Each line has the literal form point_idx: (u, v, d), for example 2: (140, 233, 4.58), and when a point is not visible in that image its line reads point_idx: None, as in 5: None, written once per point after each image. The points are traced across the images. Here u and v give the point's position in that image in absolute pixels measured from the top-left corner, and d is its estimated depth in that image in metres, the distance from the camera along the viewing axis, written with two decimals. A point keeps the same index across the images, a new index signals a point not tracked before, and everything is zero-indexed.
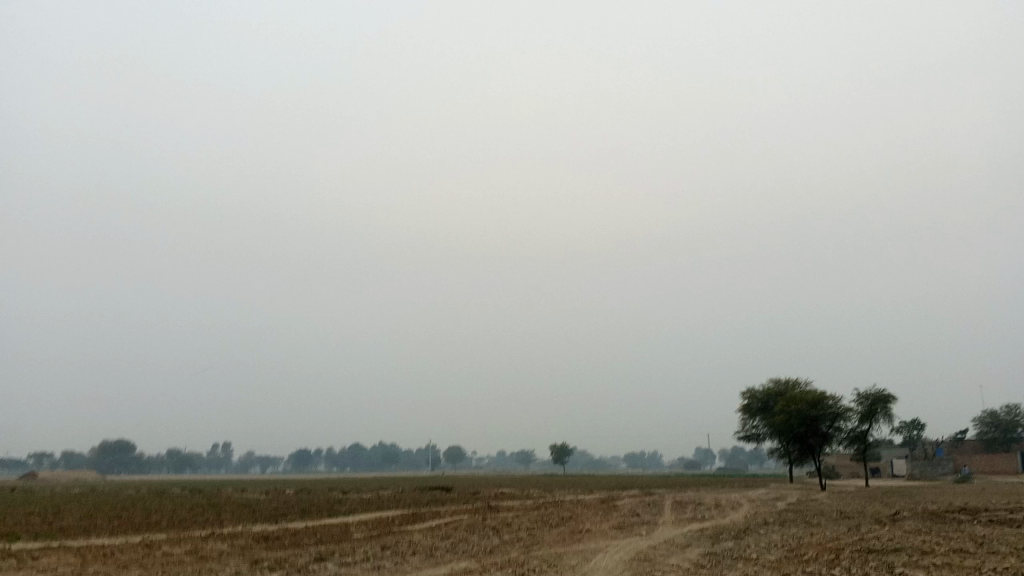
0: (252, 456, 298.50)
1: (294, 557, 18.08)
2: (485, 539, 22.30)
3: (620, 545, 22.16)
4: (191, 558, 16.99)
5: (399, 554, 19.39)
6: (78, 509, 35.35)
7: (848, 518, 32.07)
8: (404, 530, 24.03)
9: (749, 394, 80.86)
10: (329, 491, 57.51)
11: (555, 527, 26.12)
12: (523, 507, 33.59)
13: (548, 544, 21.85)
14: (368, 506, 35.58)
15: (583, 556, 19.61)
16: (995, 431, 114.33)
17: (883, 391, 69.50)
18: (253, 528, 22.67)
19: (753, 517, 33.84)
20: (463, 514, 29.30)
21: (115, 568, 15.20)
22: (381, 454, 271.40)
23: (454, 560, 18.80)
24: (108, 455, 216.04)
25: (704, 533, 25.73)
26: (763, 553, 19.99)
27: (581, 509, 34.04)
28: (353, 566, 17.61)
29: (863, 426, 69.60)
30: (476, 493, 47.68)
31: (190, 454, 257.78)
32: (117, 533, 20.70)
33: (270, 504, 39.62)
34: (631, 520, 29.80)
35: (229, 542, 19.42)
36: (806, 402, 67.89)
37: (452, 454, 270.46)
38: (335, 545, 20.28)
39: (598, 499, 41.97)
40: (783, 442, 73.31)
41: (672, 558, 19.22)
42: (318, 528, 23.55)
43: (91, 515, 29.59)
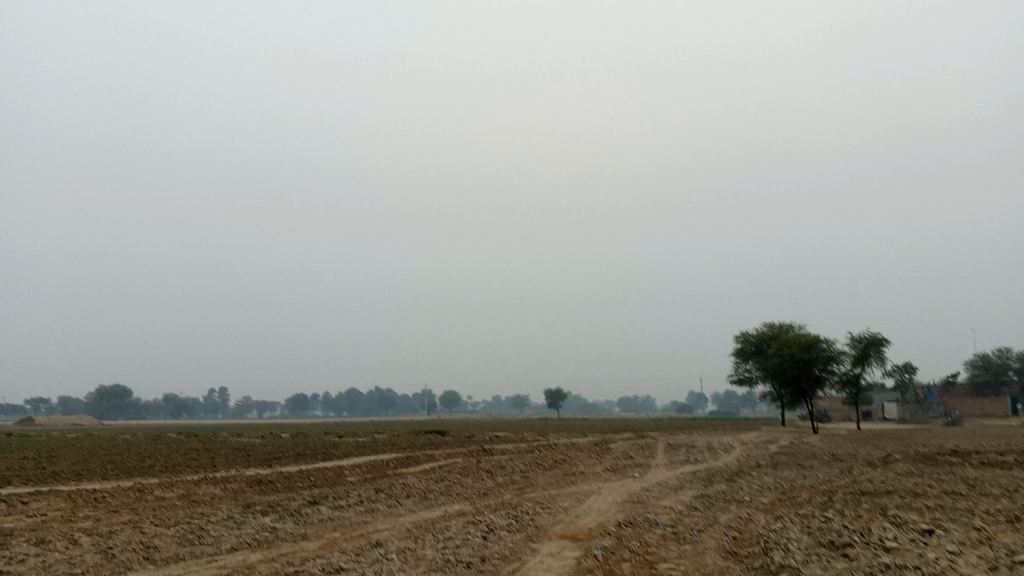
0: (248, 401, 300.76)
1: (287, 500, 17.99)
2: (479, 483, 22.30)
3: (614, 487, 22.15)
4: (183, 502, 16.87)
5: (392, 498, 19.35)
6: (73, 454, 35.42)
7: (840, 460, 32.20)
8: (398, 473, 24.01)
9: (743, 338, 81.13)
10: (324, 435, 57.78)
11: (549, 470, 26.17)
12: (517, 450, 33.73)
13: (542, 487, 21.84)
14: (363, 450, 35.74)
15: (577, 499, 19.57)
16: (985, 374, 115.30)
17: (876, 335, 69.70)
18: (245, 472, 22.61)
19: (746, 460, 33.99)
20: (458, 457, 29.36)
21: (105, 512, 15.07)
22: (376, 399, 273.70)
23: (448, 503, 18.76)
24: (106, 400, 217.56)
25: (697, 476, 25.81)
26: (756, 496, 20.00)
27: (576, 452, 34.16)
28: (347, 509, 17.54)
29: (856, 369, 69.98)
30: (471, 436, 47.91)
31: (187, 400, 259.66)
32: (110, 477, 20.63)
33: (266, 448, 39.73)
34: (625, 463, 29.88)
35: (222, 486, 19.34)
36: (799, 346, 68.10)
37: (448, 398, 272.61)
38: (328, 489, 20.23)
39: (591, 442, 42.24)
40: (776, 385, 73.78)
41: (665, 501, 19.20)
42: (312, 472, 23.52)
43: (85, 460, 29.57)
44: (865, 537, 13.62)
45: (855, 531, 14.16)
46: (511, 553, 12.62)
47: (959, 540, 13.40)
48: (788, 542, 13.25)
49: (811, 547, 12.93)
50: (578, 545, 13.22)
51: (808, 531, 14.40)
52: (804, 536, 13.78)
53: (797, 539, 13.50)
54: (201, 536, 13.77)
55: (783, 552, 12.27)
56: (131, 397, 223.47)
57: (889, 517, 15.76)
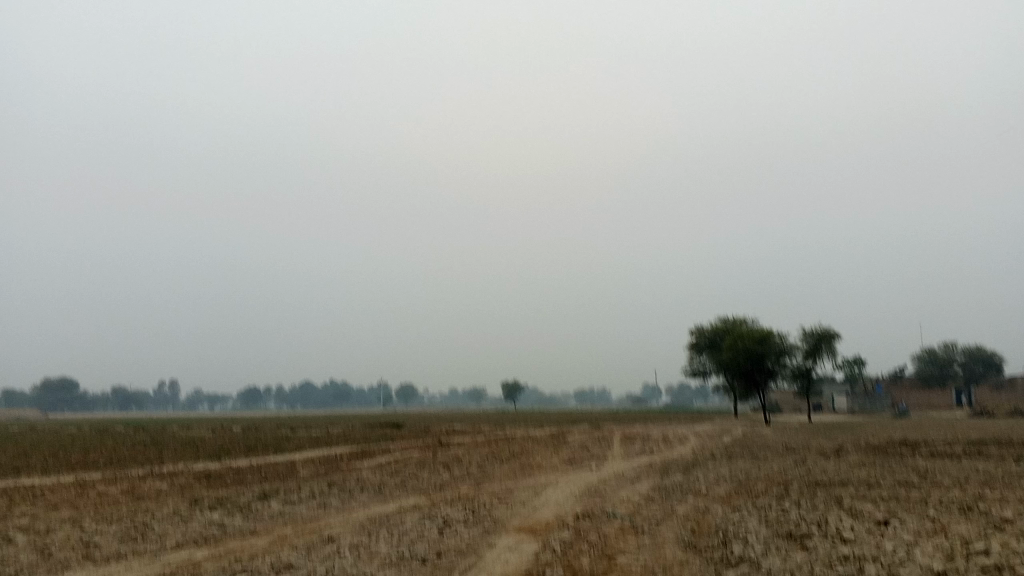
0: (200, 395, 295.83)
1: (237, 495, 17.49)
2: (435, 476, 21.97)
3: (571, 479, 22.01)
4: (126, 498, 16.27)
5: (346, 492, 18.93)
6: (15, 448, 34.25)
7: (794, 452, 32.52)
8: (352, 466, 23.60)
9: (697, 331, 81.82)
10: (278, 429, 56.82)
11: (506, 462, 25.93)
12: (474, 443, 33.43)
13: (498, 480, 21.62)
14: (317, 443, 35.14)
15: (535, 491, 19.39)
16: (931, 367, 118.01)
17: (827, 329, 70.78)
18: (194, 466, 21.96)
19: (702, 451, 34.12)
20: (414, 449, 28.98)
21: (44, 508, 14.43)
22: (331, 392, 271.29)
23: (404, 496, 18.41)
24: (51, 393, 212.28)
25: (654, 467, 25.80)
26: (713, 487, 20.00)
27: (532, 444, 33.99)
28: (299, 504, 17.09)
29: (808, 362, 71.00)
30: (427, 429, 47.50)
31: (137, 393, 254.58)
32: (51, 472, 19.85)
33: (217, 441, 38.92)
34: (582, 455, 29.79)
35: (169, 480, 18.73)
36: (753, 339, 68.80)
37: (404, 391, 271.04)
38: (279, 483, 19.72)
39: (548, 434, 42.12)
40: (730, 377, 74.52)
41: (623, 492, 19.07)
42: (264, 465, 22.96)
43: (26, 454, 28.54)
44: (822, 528, 13.61)
45: (813, 521, 14.16)
46: (467, 547, 12.33)
47: (915, 530, 13.45)
48: (747, 533, 13.15)
49: (770, 538, 12.84)
50: (536, 538, 12.98)
51: (765, 522, 14.36)
52: (762, 528, 13.70)
53: (755, 530, 13.43)
54: (144, 532, 13.23)
55: (742, 543, 12.18)
56: (78, 390, 218.46)
57: (845, 508, 15.81)
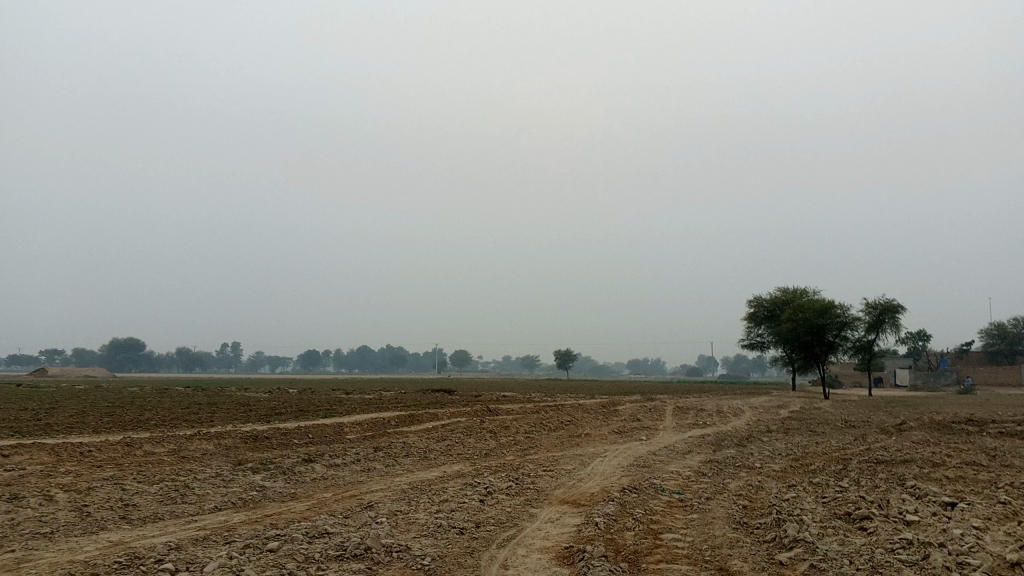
0: (260, 357, 302.68)
1: (280, 458, 17.38)
2: (481, 443, 21.67)
3: (620, 450, 21.50)
4: (171, 458, 16.26)
5: (391, 457, 18.72)
6: (75, 406, 35.06)
7: (854, 427, 31.50)
8: (398, 431, 23.45)
9: (755, 302, 80.18)
10: (332, 392, 57.60)
11: (554, 431, 25.54)
12: (523, 411, 33.10)
13: (546, 449, 21.23)
14: (367, 407, 35.23)
15: (582, 462, 18.92)
16: (1000, 343, 114.02)
17: (892, 301, 68.63)
18: (242, 427, 22.02)
19: (757, 425, 33.23)
20: (463, 416, 28.77)
21: (88, 467, 14.47)
22: (387, 357, 274.75)
23: (448, 463, 18.14)
24: (118, 352, 219.31)
25: (707, 440, 25.10)
26: (767, 462, 19.26)
27: (583, 414, 33.50)
28: (342, 468, 16.93)
29: (870, 336, 69.03)
30: (478, 396, 47.42)
31: (200, 355, 261.15)
32: (103, 430, 20.07)
33: (271, 404, 39.40)
34: (633, 425, 29.22)
35: (215, 442, 18.75)
36: (813, 311, 67.07)
37: (459, 357, 272.93)
38: (324, 447, 19.57)
39: (599, 404, 41.65)
40: (788, 350, 72.94)
41: (672, 466, 18.46)
42: (311, 428, 22.95)
43: (84, 412, 29.13)
44: (882, 509, 12.91)
45: (874, 503, 13.39)
46: (507, 519, 11.89)
47: (984, 515, 12.61)
48: (802, 513, 12.48)
49: (827, 519, 12.15)
50: (579, 512, 12.49)
51: (822, 502, 13.66)
52: (819, 508, 13.01)
53: (811, 510, 12.74)
54: (184, 494, 13.13)
55: (798, 524, 11.50)
56: (144, 350, 225.26)
57: (908, 489, 14.98)
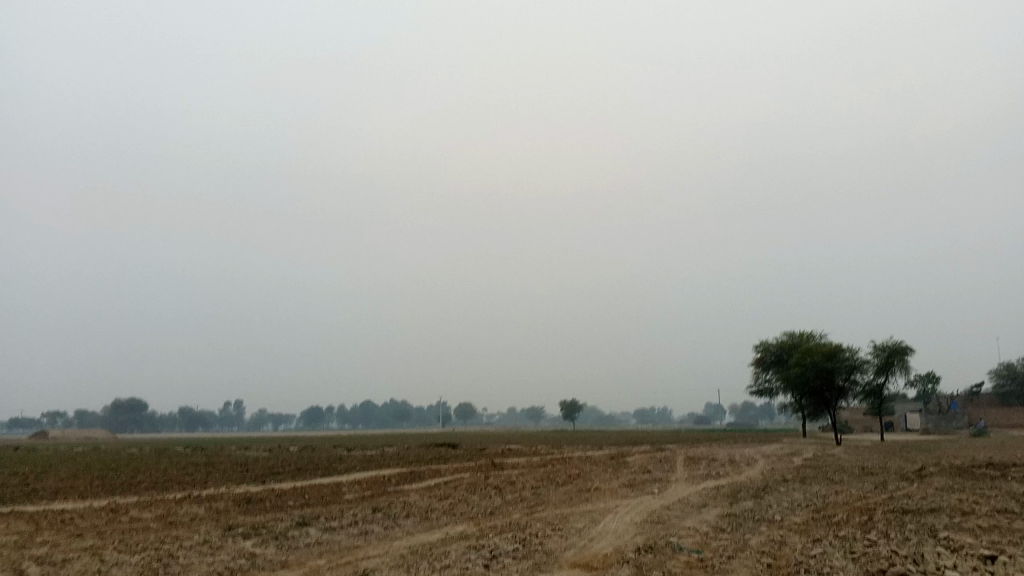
0: (264, 415, 300.64)
1: (274, 522, 16.46)
2: (486, 500, 20.71)
3: (631, 505, 20.53)
4: (158, 525, 15.36)
5: (391, 518, 17.77)
6: (68, 469, 34.09)
7: (872, 474, 30.43)
8: (400, 489, 22.52)
9: (762, 348, 79.27)
10: (335, 449, 56.44)
11: (562, 486, 24.53)
12: (529, 465, 32.08)
13: (554, 505, 20.28)
14: (368, 464, 34.20)
15: (592, 518, 17.98)
16: (1010, 384, 112.52)
17: (900, 344, 67.74)
18: (235, 489, 21.11)
19: (771, 474, 32.16)
20: (466, 472, 27.74)
21: (67, 536, 13.58)
22: (391, 412, 272.53)
23: (451, 523, 17.22)
24: (120, 413, 217.62)
25: (721, 492, 24.09)
26: (787, 515, 18.30)
27: (591, 467, 32.45)
28: (339, 531, 16.02)
29: (879, 379, 67.96)
30: (483, 449, 46.48)
31: (203, 414, 258.46)
32: (91, 495, 19.17)
33: (270, 463, 38.41)
34: (643, 478, 28.18)
35: (206, 506, 17.83)
36: (821, 355, 66.02)
37: (463, 411, 270.13)
38: (321, 508, 18.63)
39: (606, 456, 40.55)
40: (797, 395, 71.72)
41: (688, 521, 17.52)
42: (308, 488, 22.00)
43: (75, 476, 28.13)
44: (918, 565, 12.00)
45: (908, 558, 12.46)
46: None
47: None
48: (832, 572, 11.57)
49: None
50: None
51: (853, 558, 12.75)
52: (850, 565, 12.09)
53: (842, 568, 11.82)
54: (167, 564, 12.24)
55: None
56: (145, 410, 223.41)
57: (941, 541, 14.07)
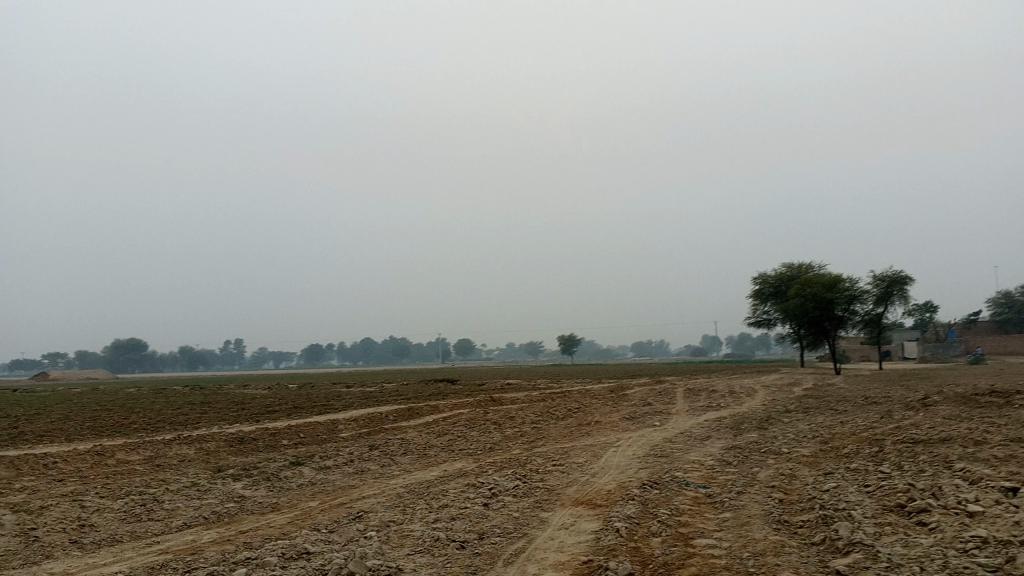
0: (265, 353, 302.53)
1: (266, 462, 15.89)
2: (485, 436, 20.21)
3: (635, 438, 20.06)
4: (145, 467, 14.80)
5: (387, 455, 17.23)
6: (62, 410, 33.78)
7: (876, 403, 30.03)
8: (396, 426, 22.02)
9: (761, 280, 78.74)
10: (332, 385, 56.25)
11: (562, 421, 24.04)
12: (528, 399, 31.67)
13: (554, 440, 19.77)
14: (365, 400, 33.81)
15: (593, 453, 17.47)
16: (1009, 312, 112.44)
17: (900, 273, 67.23)
18: (227, 429, 20.56)
19: (773, 405, 31.73)
20: (465, 407, 27.23)
21: (48, 482, 12.98)
22: (391, 348, 273.92)
23: (450, 460, 16.70)
24: (121, 354, 218.95)
25: (724, 424, 23.64)
26: (794, 447, 17.80)
27: (590, 400, 32.04)
28: (334, 470, 15.47)
29: (878, 309, 67.60)
30: (482, 384, 46.27)
31: (204, 353, 259.56)
32: (77, 438, 18.60)
33: (267, 400, 37.98)
34: (644, 410, 27.73)
35: (195, 447, 17.25)
36: (822, 285, 65.38)
37: (462, 347, 271.59)
38: (315, 447, 18.08)
39: (606, 389, 40.16)
40: (796, 326, 71.39)
41: (692, 454, 17.01)
42: (302, 426, 21.45)
43: (66, 418, 27.69)
44: (939, 498, 11.44)
45: (926, 491, 11.90)
46: (514, 527, 10.40)
47: None
48: (849, 507, 11.01)
49: (879, 513, 10.66)
50: (597, 515, 11.00)
51: (867, 492, 12.20)
52: (866, 499, 11.53)
53: (857, 503, 11.26)
54: (151, 509, 11.67)
55: (849, 522, 10.00)
56: (146, 350, 224.61)
57: (957, 472, 13.54)
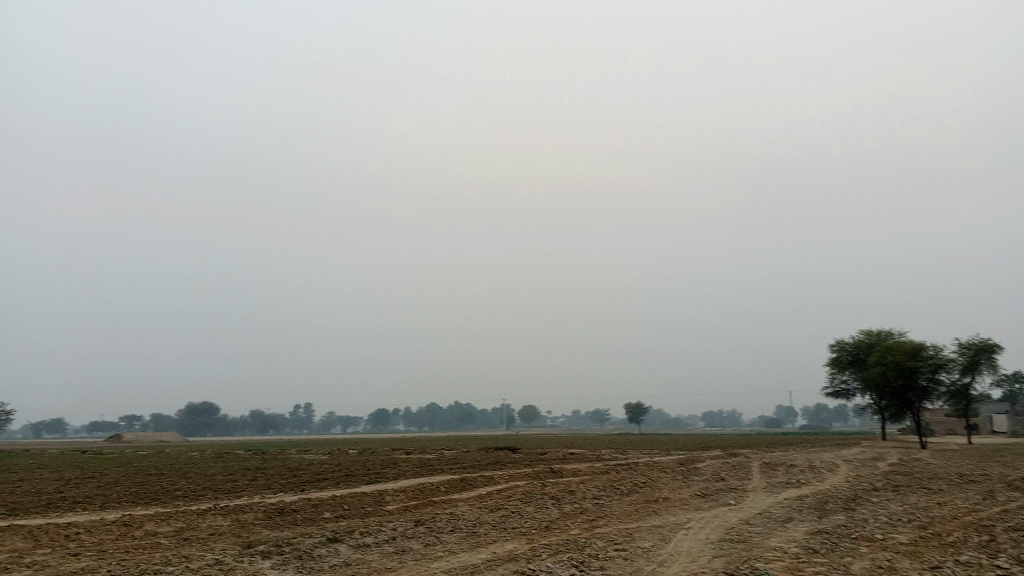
0: (333, 418, 305.00)
1: (300, 538, 14.64)
2: (542, 512, 18.67)
3: (707, 519, 18.23)
4: (172, 541, 13.71)
5: (433, 533, 15.85)
6: (116, 474, 33.26)
7: (974, 482, 27.40)
8: (447, 499, 20.62)
9: (838, 347, 75.44)
10: (394, 452, 55.21)
11: (626, 496, 22.30)
12: (590, 471, 29.85)
13: (617, 519, 18.10)
14: (421, 469, 32.53)
15: (661, 535, 15.78)
16: None
17: (988, 341, 63.55)
18: (270, 499, 19.50)
19: (859, 482, 29.30)
20: (523, 479, 25.62)
21: (61, 556, 11.96)
22: (456, 414, 272.78)
23: (501, 540, 15.22)
24: (193, 417, 223.63)
25: (806, 503, 21.54)
26: (889, 533, 15.77)
27: (658, 473, 30.06)
28: (373, 549, 14.13)
29: (965, 379, 63.74)
30: (545, 453, 44.63)
31: (275, 417, 262.34)
32: (112, 506, 17.72)
33: (322, 467, 36.93)
34: (716, 487, 25.67)
35: (231, 518, 16.17)
36: (904, 354, 61.90)
37: (528, 413, 269.02)
38: (358, 521, 16.82)
39: (675, 461, 38.01)
40: (877, 396, 67.72)
41: (773, 540, 15.14)
42: (348, 498, 20.22)
43: (116, 482, 27.13)
44: None
45: None
46: None
47: None
48: None
49: None
50: None
51: None
52: None
53: None
54: None
55: None
56: (218, 414, 228.58)
57: None
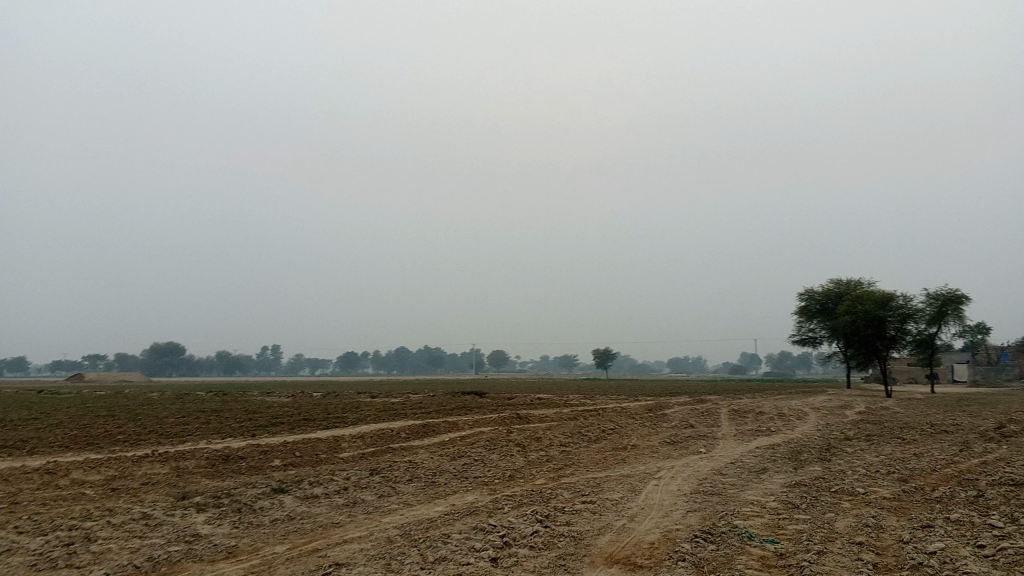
0: (301, 361, 303.69)
1: (242, 489, 13.45)
2: (507, 461, 17.66)
3: (679, 469, 17.32)
4: (98, 492, 12.45)
5: (388, 483, 14.75)
6: (63, 415, 31.78)
7: (947, 432, 26.87)
8: (406, 446, 19.54)
9: (807, 295, 75.24)
10: (359, 395, 54.12)
11: (595, 444, 21.38)
12: (557, 417, 28.93)
13: (586, 468, 17.15)
14: (383, 414, 31.39)
15: (631, 487, 14.81)
16: None
17: (956, 292, 63.51)
18: (215, 444, 18.27)
19: (830, 430, 28.66)
20: (487, 425, 24.57)
21: None
22: (425, 358, 272.63)
23: (460, 491, 14.16)
24: (159, 357, 221.37)
25: (780, 452, 20.78)
26: (869, 487, 14.92)
27: (627, 420, 29.22)
28: (321, 501, 12.98)
29: (932, 329, 63.81)
30: (512, 398, 43.86)
31: (241, 359, 259.92)
32: (42, 451, 16.40)
33: (279, 410, 35.70)
34: (687, 434, 24.89)
35: (170, 466, 14.95)
36: (874, 303, 61.55)
37: (496, 358, 269.73)
38: (308, 470, 15.67)
39: (644, 408, 37.32)
40: (845, 345, 67.66)
41: (748, 493, 14.26)
42: (301, 444, 19.06)
43: (59, 424, 25.71)
44: None
45: None
46: None
47: None
48: None
49: None
50: None
51: (988, 557, 9.45)
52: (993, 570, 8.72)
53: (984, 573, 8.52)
54: (74, 552, 9.32)
55: None
56: (184, 355, 226.25)
57: None
